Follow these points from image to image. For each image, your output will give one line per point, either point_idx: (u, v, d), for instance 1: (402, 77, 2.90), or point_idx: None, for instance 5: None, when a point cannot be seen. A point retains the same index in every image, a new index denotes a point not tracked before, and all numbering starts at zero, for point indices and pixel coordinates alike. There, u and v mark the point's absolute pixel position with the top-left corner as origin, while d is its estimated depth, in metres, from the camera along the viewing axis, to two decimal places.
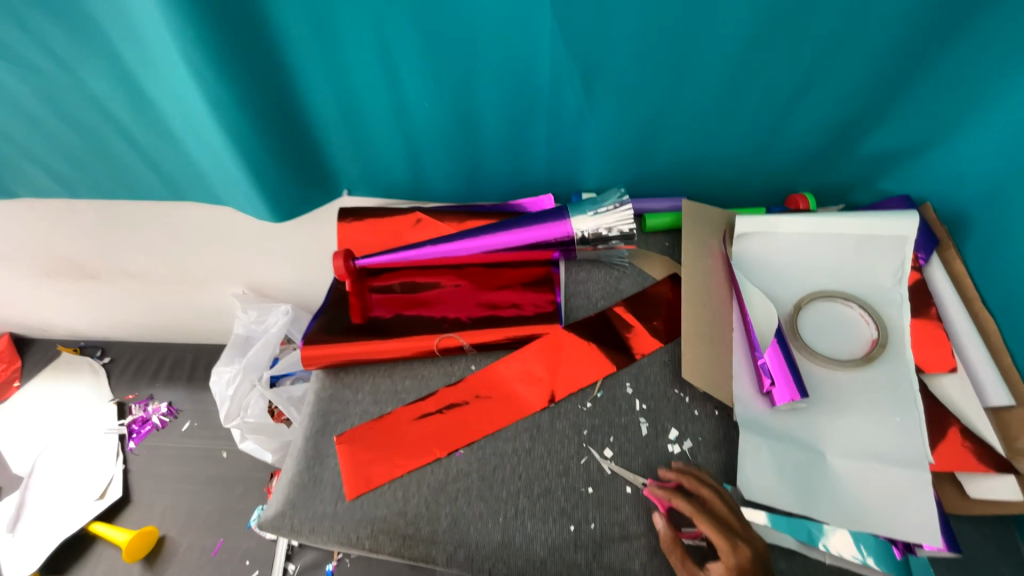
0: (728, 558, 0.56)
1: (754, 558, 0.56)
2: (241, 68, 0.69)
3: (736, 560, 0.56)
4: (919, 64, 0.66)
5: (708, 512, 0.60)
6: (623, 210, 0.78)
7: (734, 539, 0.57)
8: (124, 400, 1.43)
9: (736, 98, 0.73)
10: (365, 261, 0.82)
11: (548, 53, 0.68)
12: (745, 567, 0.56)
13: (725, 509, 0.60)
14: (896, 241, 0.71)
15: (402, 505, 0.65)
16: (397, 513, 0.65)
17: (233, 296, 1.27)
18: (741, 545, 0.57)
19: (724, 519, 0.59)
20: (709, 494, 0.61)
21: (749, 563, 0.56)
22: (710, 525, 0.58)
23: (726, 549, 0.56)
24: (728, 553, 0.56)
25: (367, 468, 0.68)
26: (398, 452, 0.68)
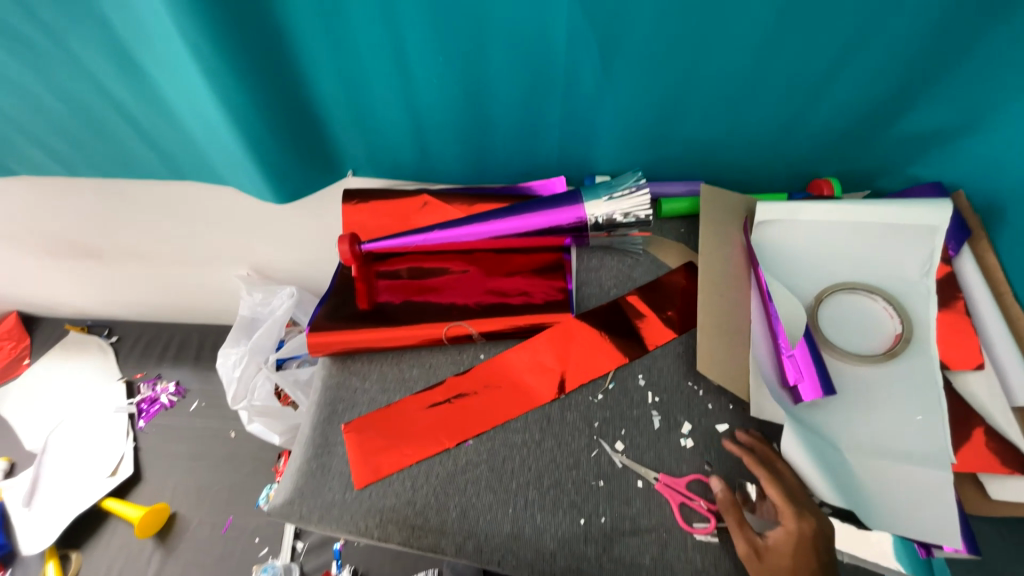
0: (790, 524, 0.56)
1: (817, 532, 0.56)
2: (239, 40, 0.66)
3: (799, 527, 0.56)
4: (964, 41, 0.61)
5: (780, 481, 0.59)
6: (639, 195, 0.75)
7: (801, 510, 0.57)
8: (132, 379, 1.44)
9: (764, 77, 0.68)
10: (371, 246, 0.80)
11: (564, 26, 0.64)
12: (807, 537, 0.56)
13: (794, 483, 0.60)
14: (926, 231, 0.68)
15: (412, 497, 0.64)
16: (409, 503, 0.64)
17: (237, 278, 1.26)
18: (807, 516, 0.57)
19: (794, 491, 0.59)
20: (784, 468, 0.61)
21: (812, 533, 0.56)
22: (780, 492, 0.58)
23: (791, 516, 0.57)
24: (792, 519, 0.57)
25: (375, 457, 0.67)
26: (406, 441, 0.68)
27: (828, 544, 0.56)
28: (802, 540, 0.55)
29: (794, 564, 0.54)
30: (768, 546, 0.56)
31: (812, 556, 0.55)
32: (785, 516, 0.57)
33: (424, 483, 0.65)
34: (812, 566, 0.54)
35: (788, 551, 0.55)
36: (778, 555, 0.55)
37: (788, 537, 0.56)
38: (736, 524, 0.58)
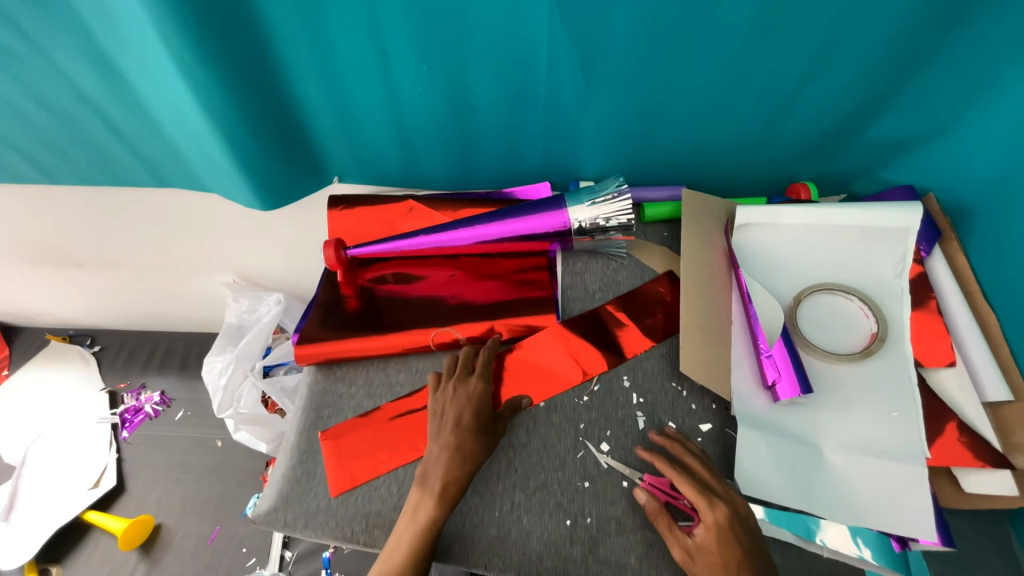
0: (707, 518, 0.56)
1: (733, 516, 0.56)
2: (220, 47, 0.65)
3: (716, 519, 0.55)
4: (930, 50, 0.63)
5: (689, 475, 0.59)
6: (622, 199, 0.76)
7: (711, 501, 0.56)
8: (115, 389, 1.42)
9: (741, 84, 0.70)
10: (357, 251, 0.80)
11: (545, 34, 0.65)
12: (725, 526, 0.55)
13: (706, 473, 0.60)
14: (898, 233, 0.70)
15: (443, 433, 0.63)
16: (448, 410, 0.65)
17: (223, 285, 1.25)
18: (721, 504, 0.56)
19: (705, 482, 0.59)
20: (692, 461, 0.61)
21: (729, 521, 0.55)
22: (691, 487, 0.58)
23: (704, 510, 0.56)
24: (709, 513, 0.56)
25: (353, 465, 0.67)
26: (386, 447, 0.68)
27: (749, 527, 0.56)
28: (719, 530, 0.55)
29: (723, 559, 0.54)
30: (698, 549, 0.55)
31: (734, 545, 0.54)
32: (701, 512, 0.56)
33: (456, 393, 0.67)
34: (734, 556, 0.54)
35: (712, 546, 0.55)
36: (707, 553, 0.55)
37: (708, 533, 0.55)
38: (667, 533, 0.57)
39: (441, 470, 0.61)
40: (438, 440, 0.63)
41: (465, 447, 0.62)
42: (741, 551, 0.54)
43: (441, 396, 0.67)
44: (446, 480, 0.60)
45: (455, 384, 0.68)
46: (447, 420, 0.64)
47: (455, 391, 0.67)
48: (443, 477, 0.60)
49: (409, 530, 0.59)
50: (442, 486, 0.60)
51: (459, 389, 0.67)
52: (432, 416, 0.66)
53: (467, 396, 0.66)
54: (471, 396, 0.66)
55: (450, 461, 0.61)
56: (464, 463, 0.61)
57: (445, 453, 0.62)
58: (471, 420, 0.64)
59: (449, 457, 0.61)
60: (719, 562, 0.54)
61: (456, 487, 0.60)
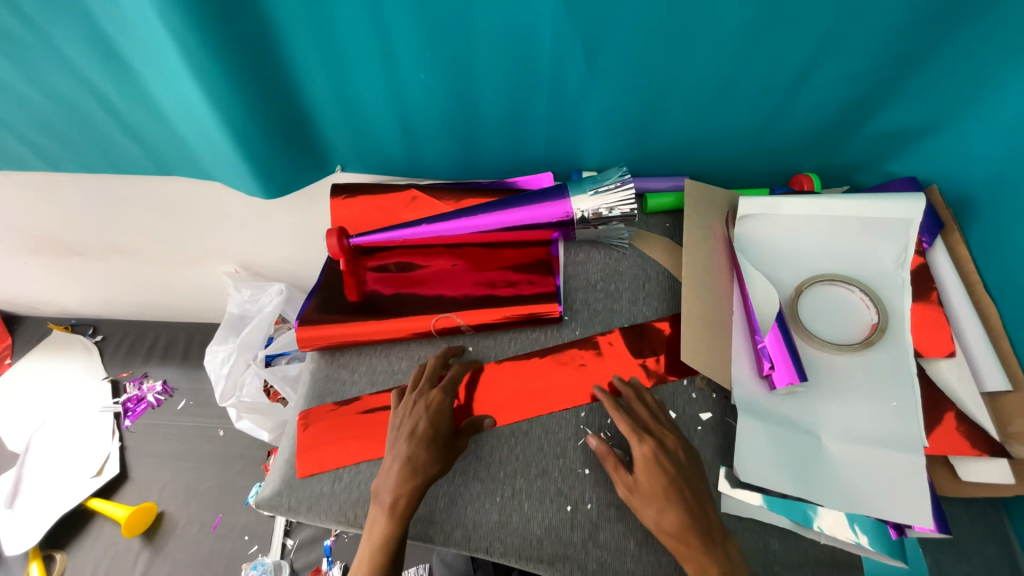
0: (636, 451, 0.59)
1: (659, 449, 0.59)
2: (223, 32, 0.65)
3: (642, 451, 0.59)
4: (939, 40, 0.62)
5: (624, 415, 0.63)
6: (624, 189, 0.76)
7: (642, 433, 0.60)
8: (118, 378, 1.42)
9: (746, 73, 0.69)
10: (359, 239, 0.80)
11: (550, 22, 0.64)
12: (652, 458, 0.58)
13: (641, 414, 0.63)
14: (901, 224, 0.70)
15: (395, 445, 0.62)
16: (404, 421, 0.64)
17: (225, 275, 1.25)
18: (649, 439, 0.60)
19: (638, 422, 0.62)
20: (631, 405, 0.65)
21: (656, 454, 0.58)
22: (622, 423, 0.62)
23: (636, 443, 0.60)
24: (642, 445, 0.59)
25: (323, 453, 0.69)
26: (355, 441, 0.69)
27: (678, 460, 0.59)
28: (647, 459, 0.58)
29: (653, 489, 0.57)
30: (634, 482, 0.58)
31: (661, 475, 0.57)
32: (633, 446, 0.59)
33: (414, 404, 0.65)
34: (663, 483, 0.57)
35: (642, 478, 0.58)
36: (641, 483, 0.58)
37: (641, 463, 0.58)
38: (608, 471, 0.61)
39: (391, 484, 0.59)
40: (392, 450, 0.61)
41: (416, 459, 0.60)
42: (670, 477, 0.57)
43: (400, 408, 0.66)
44: (395, 494, 0.58)
45: (416, 395, 0.66)
46: (402, 431, 0.63)
47: (414, 402, 0.65)
48: (392, 491, 0.58)
49: (364, 547, 0.58)
50: (392, 501, 0.58)
51: (418, 401, 0.65)
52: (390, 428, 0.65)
53: (424, 407, 0.64)
54: (429, 407, 0.64)
55: (401, 473, 0.59)
56: (415, 476, 0.59)
57: (397, 464, 0.60)
58: (425, 430, 0.62)
59: (400, 471, 0.59)
60: (650, 488, 0.57)
61: (407, 501, 0.59)
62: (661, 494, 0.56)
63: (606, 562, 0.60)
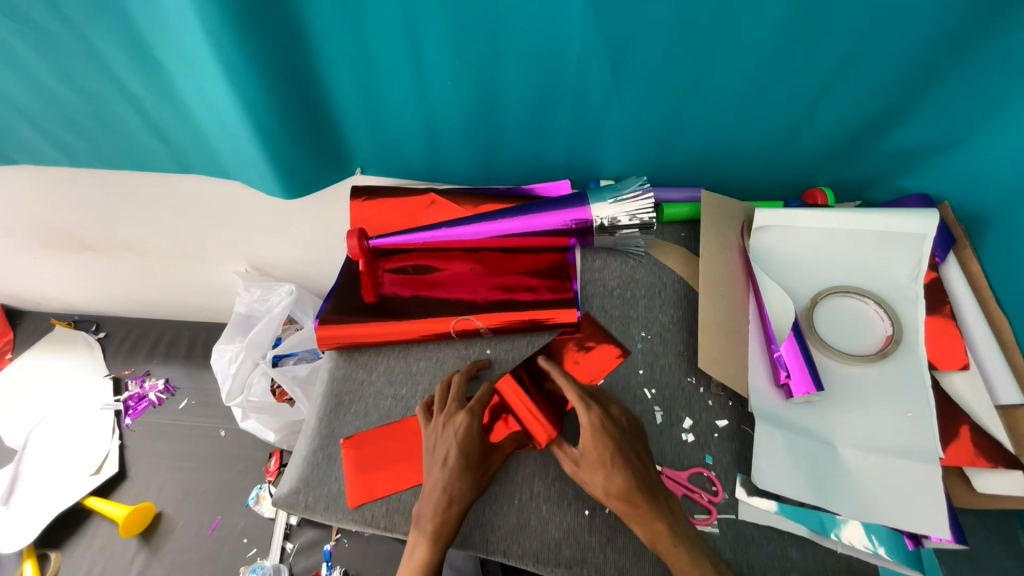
0: (583, 417, 0.60)
1: (604, 416, 0.61)
2: (258, 32, 0.66)
3: (589, 417, 0.60)
4: (955, 60, 0.64)
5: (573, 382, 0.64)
6: (643, 198, 0.78)
7: (588, 401, 0.61)
8: (119, 375, 1.42)
9: (766, 88, 0.71)
10: (379, 241, 0.81)
11: (578, 33, 0.66)
12: (599, 425, 0.60)
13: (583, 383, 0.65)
14: (915, 239, 0.71)
15: (432, 472, 0.60)
16: (436, 447, 0.62)
17: (236, 274, 1.25)
18: (594, 406, 0.61)
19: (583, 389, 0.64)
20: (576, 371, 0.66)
21: (602, 419, 0.60)
22: (570, 390, 0.63)
23: (581, 410, 0.61)
24: (588, 414, 0.60)
25: (371, 478, 0.67)
26: (404, 464, 0.68)
27: (619, 425, 0.61)
28: (591, 426, 0.60)
29: (601, 456, 0.58)
30: (581, 451, 0.60)
31: (609, 439, 0.59)
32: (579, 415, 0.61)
33: (445, 427, 0.63)
34: (609, 451, 0.58)
35: (591, 445, 0.59)
36: (587, 451, 0.59)
37: (586, 431, 0.60)
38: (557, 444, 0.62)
39: (432, 511, 0.58)
40: (428, 478, 0.60)
41: (456, 486, 0.59)
42: (614, 443, 0.59)
43: (430, 431, 0.64)
44: (438, 521, 0.58)
45: (444, 417, 0.64)
46: (436, 458, 0.61)
47: (444, 425, 0.63)
48: (434, 518, 0.58)
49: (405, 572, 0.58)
50: (435, 527, 0.58)
51: (448, 424, 0.63)
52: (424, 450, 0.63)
53: (453, 432, 0.62)
54: (458, 432, 0.61)
55: (440, 500, 0.58)
56: (456, 501, 0.59)
57: (435, 492, 0.59)
58: (460, 459, 0.60)
59: (441, 498, 0.58)
60: (594, 454, 0.58)
61: (448, 529, 0.58)
62: (607, 459, 0.58)
63: (624, 566, 0.60)
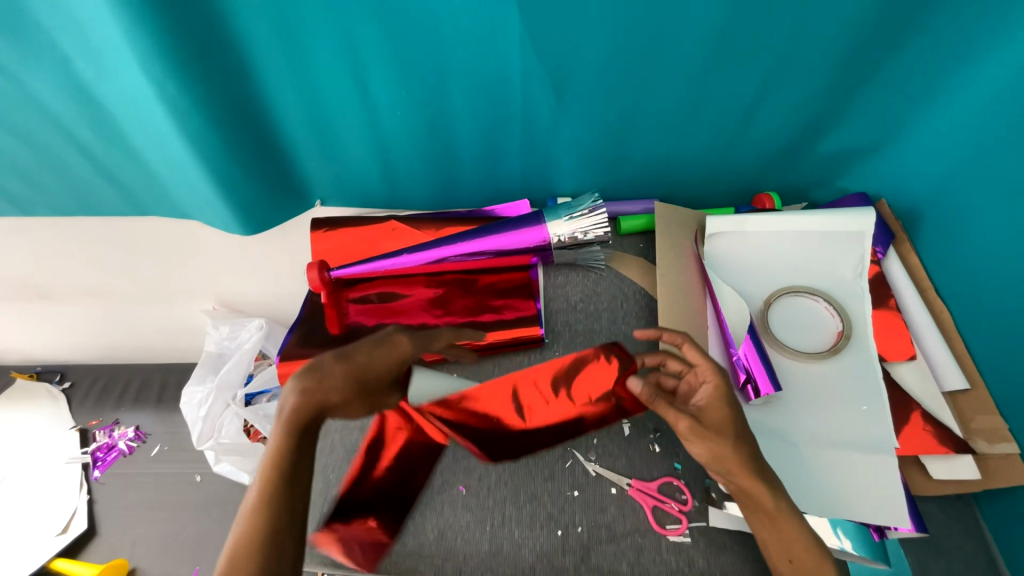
0: (719, 385, 0.61)
1: (723, 386, 0.61)
2: (201, 74, 0.67)
3: (716, 392, 0.61)
4: (873, 69, 0.68)
5: (709, 363, 0.63)
6: (597, 214, 0.79)
7: (720, 367, 0.63)
8: (86, 426, 1.32)
9: (704, 100, 0.74)
10: (341, 271, 0.82)
11: (518, 60, 0.68)
12: (727, 392, 0.61)
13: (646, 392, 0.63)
14: (855, 237, 0.75)
15: (335, 370, 0.57)
16: (357, 353, 0.61)
17: (204, 313, 1.22)
18: (711, 382, 0.62)
19: (694, 368, 0.65)
20: (692, 352, 0.65)
21: (720, 395, 0.61)
22: (700, 355, 0.64)
23: (714, 374, 0.62)
24: (719, 379, 0.62)
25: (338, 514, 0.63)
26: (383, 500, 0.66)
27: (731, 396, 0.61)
28: (723, 390, 0.61)
29: (724, 418, 0.59)
30: (701, 410, 0.61)
31: (732, 406, 0.60)
32: (712, 379, 0.62)
33: (383, 343, 0.66)
34: (728, 414, 0.60)
35: (715, 408, 0.60)
36: (709, 410, 0.60)
37: (711, 393, 0.61)
38: (670, 407, 0.61)
39: (303, 399, 0.54)
40: (327, 365, 0.57)
41: (341, 395, 0.57)
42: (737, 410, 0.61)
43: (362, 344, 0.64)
44: (304, 413, 0.53)
45: (385, 337, 0.67)
46: (352, 357, 0.60)
47: (382, 340, 0.66)
48: (302, 407, 0.53)
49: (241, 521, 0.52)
50: (292, 410, 0.53)
51: (389, 340, 0.67)
52: (344, 350, 0.61)
53: (388, 351, 0.65)
54: (399, 350, 0.67)
55: (312, 385, 0.55)
56: (323, 400, 0.55)
57: (321, 381, 0.55)
58: (365, 368, 0.61)
59: (320, 390, 0.55)
60: (726, 419, 0.59)
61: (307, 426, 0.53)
62: (737, 423, 0.59)
63: None
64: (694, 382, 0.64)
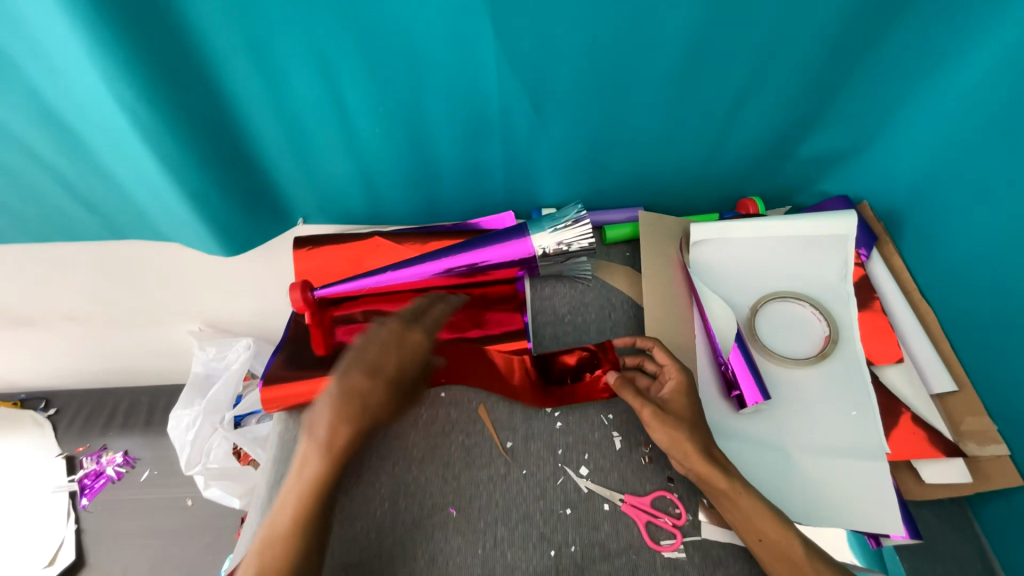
0: (680, 381, 0.66)
1: (687, 381, 0.66)
2: (174, 97, 0.66)
3: (679, 387, 0.65)
4: (849, 74, 0.68)
5: (675, 362, 0.67)
6: (581, 225, 0.79)
7: (684, 366, 0.67)
8: (73, 454, 1.22)
9: (683, 109, 0.74)
10: (325, 291, 0.80)
11: (494, 75, 0.68)
12: (689, 385, 0.65)
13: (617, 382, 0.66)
14: (840, 240, 0.75)
15: (365, 386, 0.65)
16: (381, 360, 0.68)
17: (189, 334, 1.18)
18: (676, 377, 0.66)
19: (664, 365, 0.68)
20: (663, 355, 0.68)
21: (683, 389, 0.65)
22: (667, 354, 0.68)
23: (678, 371, 0.66)
24: (682, 374, 0.66)
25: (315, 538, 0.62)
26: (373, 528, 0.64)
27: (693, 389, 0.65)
28: (687, 385, 0.65)
29: (686, 410, 0.63)
30: (665, 401, 0.65)
31: (694, 400, 0.65)
32: (678, 376, 0.66)
33: (402, 343, 0.70)
34: (689, 407, 0.64)
35: (678, 402, 0.64)
36: (673, 402, 0.64)
37: (676, 386, 0.65)
38: (636, 394, 0.64)
39: (330, 417, 0.62)
40: (353, 376, 0.65)
41: (370, 403, 0.64)
42: (698, 403, 0.65)
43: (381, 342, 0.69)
44: (335, 429, 0.62)
45: (404, 329, 0.72)
46: (375, 368, 0.67)
47: (401, 341, 0.70)
48: (335, 426, 0.62)
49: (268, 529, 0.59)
50: (328, 437, 0.61)
51: (407, 339, 0.71)
52: (367, 357, 0.67)
53: (406, 350, 0.70)
54: (416, 349, 0.71)
55: (347, 405, 0.63)
56: (360, 415, 0.63)
57: (353, 399, 0.63)
58: (389, 373, 0.67)
59: (351, 404, 0.63)
60: (687, 410, 0.63)
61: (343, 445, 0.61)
62: (698, 416, 0.63)
63: None
64: (661, 378, 0.68)
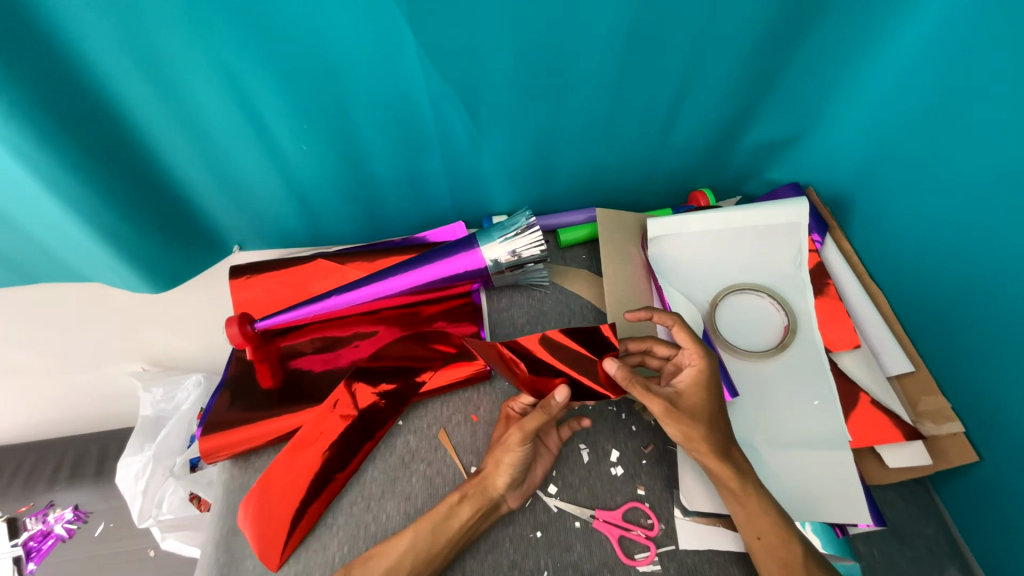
0: (700, 371, 0.59)
1: (709, 371, 0.59)
2: (64, 127, 0.58)
3: (696, 378, 0.59)
4: (783, 63, 0.68)
5: (699, 343, 0.61)
6: (532, 232, 0.76)
7: (710, 351, 0.60)
8: (15, 515, 1.02)
9: (624, 107, 0.72)
10: (265, 323, 0.74)
11: (422, 82, 0.64)
12: (709, 376, 0.59)
13: (621, 372, 0.57)
14: (792, 228, 0.76)
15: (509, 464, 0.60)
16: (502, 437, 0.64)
17: (131, 375, 1.06)
18: (697, 367, 0.60)
19: (685, 347, 0.61)
20: (682, 335, 0.61)
21: (700, 380, 0.59)
22: (690, 337, 0.61)
23: (701, 359, 0.60)
24: (704, 361, 0.60)
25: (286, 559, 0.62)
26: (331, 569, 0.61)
27: (715, 381, 0.59)
28: (709, 377, 0.59)
29: (702, 404, 0.58)
30: (678, 394, 0.59)
31: (713, 391, 0.59)
32: (701, 364, 0.59)
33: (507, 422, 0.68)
34: (710, 400, 0.58)
35: (693, 395, 0.58)
36: (687, 395, 0.58)
37: (694, 378, 0.59)
38: (648, 390, 0.57)
39: (478, 500, 0.60)
40: (498, 456, 0.61)
41: (518, 474, 0.60)
42: (717, 398, 0.59)
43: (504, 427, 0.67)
44: (477, 515, 0.59)
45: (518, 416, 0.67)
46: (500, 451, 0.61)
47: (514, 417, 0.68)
48: (479, 505, 0.59)
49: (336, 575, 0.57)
50: (472, 520, 0.59)
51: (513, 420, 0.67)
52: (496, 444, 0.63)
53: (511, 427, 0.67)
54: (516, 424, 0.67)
55: (498, 482, 0.60)
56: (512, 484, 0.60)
57: (506, 474, 0.59)
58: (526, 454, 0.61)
59: (502, 484, 0.60)
60: (703, 407, 0.58)
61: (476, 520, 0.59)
62: (715, 412, 0.58)
63: None
64: (680, 365, 0.62)
